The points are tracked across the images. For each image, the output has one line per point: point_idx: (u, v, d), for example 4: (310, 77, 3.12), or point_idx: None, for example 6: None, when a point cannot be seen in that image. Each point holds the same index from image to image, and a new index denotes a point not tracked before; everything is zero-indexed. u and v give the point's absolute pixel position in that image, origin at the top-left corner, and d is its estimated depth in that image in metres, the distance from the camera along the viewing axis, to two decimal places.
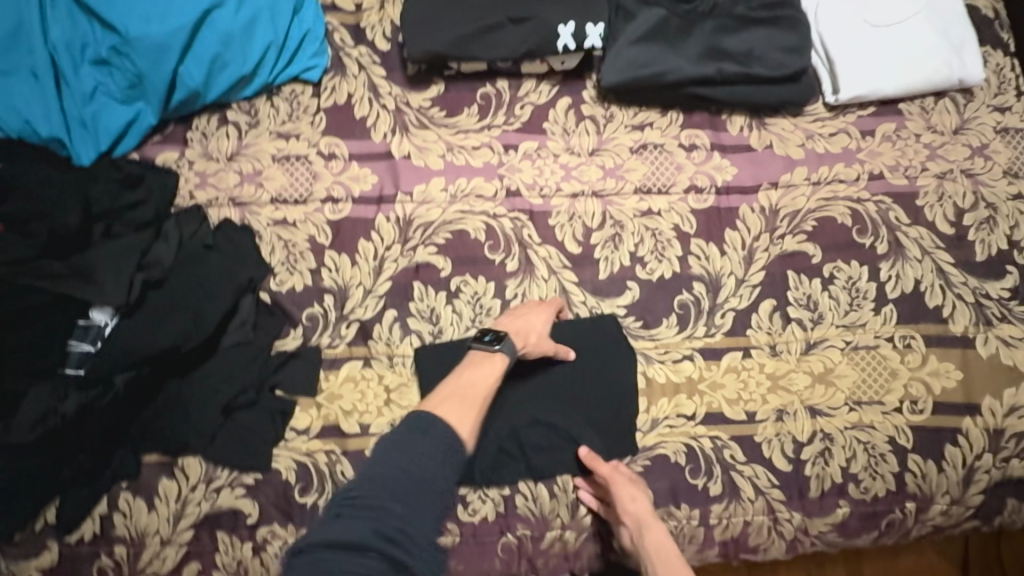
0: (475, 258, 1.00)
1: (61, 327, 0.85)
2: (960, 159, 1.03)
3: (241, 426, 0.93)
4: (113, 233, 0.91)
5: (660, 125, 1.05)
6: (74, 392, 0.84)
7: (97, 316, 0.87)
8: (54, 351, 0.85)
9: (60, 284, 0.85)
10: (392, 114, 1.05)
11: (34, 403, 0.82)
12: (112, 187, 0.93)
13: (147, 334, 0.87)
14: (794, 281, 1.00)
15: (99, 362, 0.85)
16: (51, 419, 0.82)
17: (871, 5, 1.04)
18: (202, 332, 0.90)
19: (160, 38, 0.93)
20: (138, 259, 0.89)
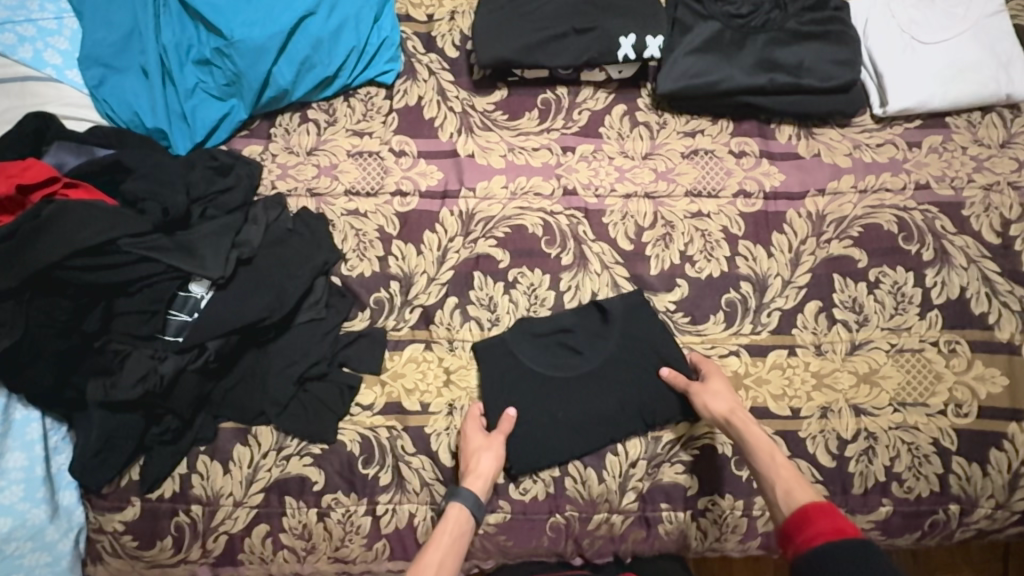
0: (532, 251, 1.06)
1: (165, 295, 0.93)
2: (1006, 172, 1.05)
3: (311, 398, 1.00)
4: (208, 216, 1.01)
5: (710, 132, 1.11)
6: (172, 355, 0.92)
7: (196, 288, 0.95)
8: (156, 318, 0.93)
9: (168, 256, 0.92)
10: (458, 116, 1.12)
11: (137, 363, 0.90)
12: (207, 173, 1.02)
13: (238, 306, 0.95)
14: (840, 284, 1.03)
15: (195, 329, 0.93)
16: (151, 378, 0.90)
17: (919, 23, 1.08)
18: (283, 306, 0.98)
19: (259, 42, 1.03)
20: (232, 237, 0.98)
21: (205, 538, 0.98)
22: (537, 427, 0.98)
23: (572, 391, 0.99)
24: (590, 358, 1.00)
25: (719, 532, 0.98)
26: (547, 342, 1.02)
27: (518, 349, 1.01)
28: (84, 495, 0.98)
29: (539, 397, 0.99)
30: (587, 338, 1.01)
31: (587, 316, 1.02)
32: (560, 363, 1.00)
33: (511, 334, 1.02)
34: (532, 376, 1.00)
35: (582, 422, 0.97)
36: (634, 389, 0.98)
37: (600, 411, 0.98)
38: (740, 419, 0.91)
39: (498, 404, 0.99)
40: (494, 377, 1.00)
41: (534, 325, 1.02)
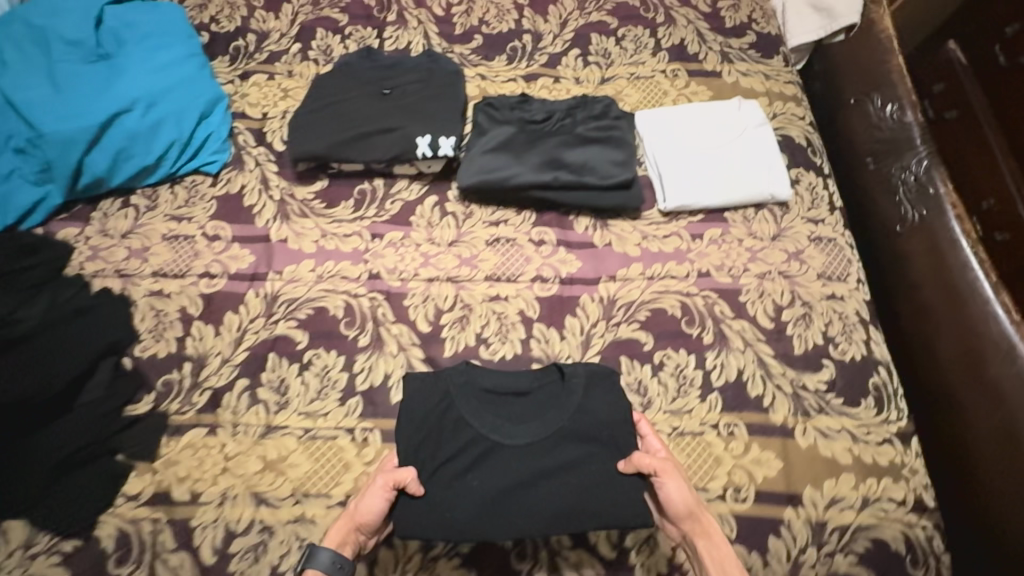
0: (331, 333, 1.08)
1: None
2: (777, 262, 1.14)
3: (69, 488, 0.94)
4: None
5: (513, 222, 1.18)
6: None
7: None
8: None
9: None
10: (276, 204, 1.18)
11: None
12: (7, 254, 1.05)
13: None
14: (627, 366, 1.07)
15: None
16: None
17: (695, 133, 1.22)
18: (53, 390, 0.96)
19: (69, 134, 1.08)
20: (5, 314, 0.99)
21: None
22: (463, 505, 0.89)
23: (513, 462, 0.92)
24: (537, 421, 0.95)
25: None
26: (498, 401, 0.98)
27: (468, 405, 0.96)
28: None
29: (474, 467, 0.92)
30: (537, 403, 0.97)
31: (545, 382, 0.99)
32: (502, 429, 0.94)
33: (458, 388, 0.97)
34: (469, 430, 0.94)
35: (513, 499, 0.89)
36: (580, 467, 0.91)
37: (538, 493, 0.89)
38: (698, 523, 0.88)
39: (413, 460, 0.92)
40: (430, 431, 0.95)
41: (485, 384, 0.98)
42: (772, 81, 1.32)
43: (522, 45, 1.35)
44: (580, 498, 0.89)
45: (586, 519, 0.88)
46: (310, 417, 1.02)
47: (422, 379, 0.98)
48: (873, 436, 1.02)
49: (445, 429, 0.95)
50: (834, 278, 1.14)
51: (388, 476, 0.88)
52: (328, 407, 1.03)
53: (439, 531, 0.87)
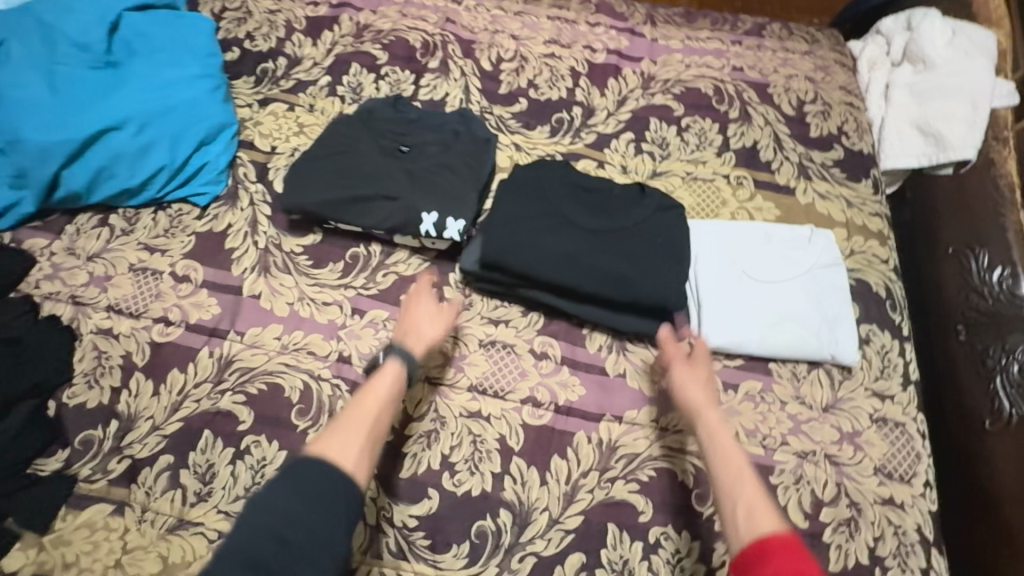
0: (278, 418, 0.93)
1: None
2: (826, 441, 0.92)
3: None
4: None
5: (516, 324, 1.01)
6: None
7: None
8: None
9: None
10: (259, 253, 1.06)
11: None
12: None
13: None
14: (613, 538, 0.87)
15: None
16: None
17: (750, 258, 1.02)
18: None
19: (50, 144, 0.99)
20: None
21: None
22: (538, 234, 0.96)
23: (581, 239, 0.96)
24: (614, 216, 0.99)
25: None
26: (586, 197, 1.01)
27: (542, 222, 0.97)
28: None
29: (550, 230, 0.97)
30: (617, 202, 1.00)
31: (627, 189, 1.02)
32: (589, 201, 1.00)
33: (549, 173, 1.03)
34: (549, 205, 0.99)
35: (577, 273, 0.94)
36: (632, 275, 0.94)
37: (592, 277, 0.94)
38: (705, 413, 0.84)
39: (497, 214, 0.98)
40: (520, 189, 1.01)
41: (574, 184, 1.02)
42: (854, 210, 1.11)
43: (569, 118, 1.20)
44: (637, 252, 0.96)
45: (634, 288, 0.94)
46: (230, 517, 0.87)
47: (526, 169, 1.04)
48: None
49: (522, 219, 0.98)
50: (893, 477, 0.91)
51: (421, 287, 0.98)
52: None
53: (510, 261, 0.95)
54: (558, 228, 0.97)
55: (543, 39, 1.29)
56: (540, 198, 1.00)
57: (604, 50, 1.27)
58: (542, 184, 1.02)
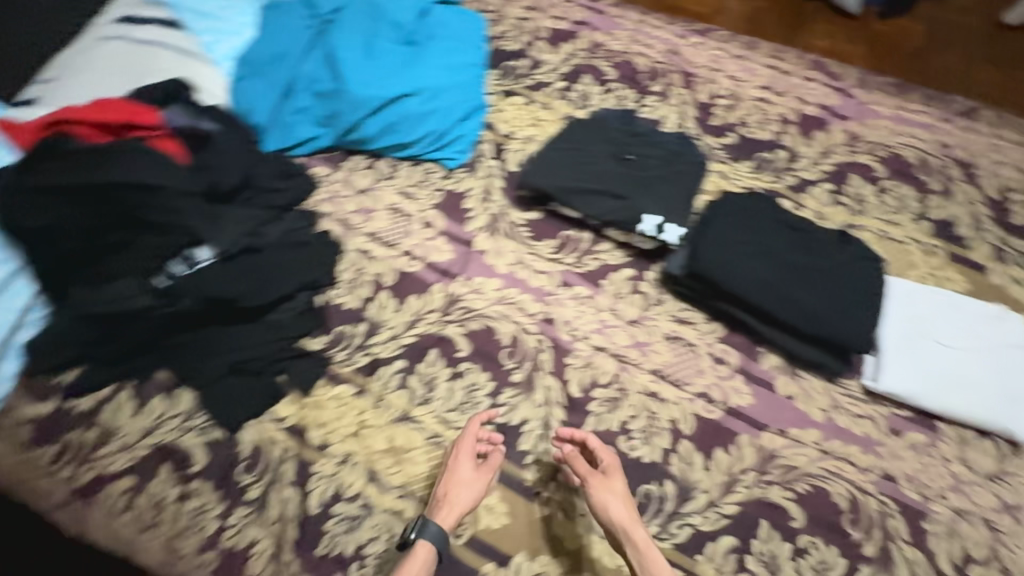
0: (490, 355, 1.11)
1: (171, 246, 1.05)
2: (985, 506, 0.97)
3: (232, 387, 1.06)
4: (248, 201, 1.17)
5: (700, 328, 1.14)
6: (150, 295, 1.04)
7: (202, 253, 1.06)
8: (160, 262, 1.05)
9: (195, 220, 1.06)
10: (490, 217, 1.25)
11: (122, 289, 1.03)
12: (271, 173, 1.21)
13: (220, 281, 1.06)
14: (765, 533, 0.97)
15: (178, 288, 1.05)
16: (124, 303, 1.03)
17: (937, 322, 1.09)
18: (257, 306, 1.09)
19: (363, 98, 1.22)
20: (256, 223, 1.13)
21: (82, 463, 1.03)
22: (746, 256, 1.09)
23: (783, 270, 1.08)
24: (815, 256, 1.10)
25: None
26: (790, 234, 1.12)
27: (747, 248, 1.10)
28: (21, 375, 1.08)
29: (756, 256, 1.09)
30: (818, 244, 1.11)
31: (828, 236, 1.13)
32: (792, 237, 1.12)
33: (757, 206, 1.15)
34: (757, 234, 1.11)
35: (775, 298, 1.06)
36: (826, 311, 1.05)
37: (788, 306, 1.06)
38: (596, 478, 0.96)
39: (710, 230, 1.11)
40: (732, 213, 1.14)
41: (779, 221, 1.14)
42: None
43: (774, 159, 1.30)
44: (830, 292, 1.06)
45: (822, 323, 1.05)
46: (443, 423, 1.05)
47: (737, 197, 1.17)
48: None
49: (732, 241, 1.10)
50: None
51: (477, 421, 1.02)
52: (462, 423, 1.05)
53: (716, 274, 1.08)
54: (763, 255, 1.09)
55: (759, 83, 1.41)
56: (749, 225, 1.12)
57: (816, 104, 1.37)
58: (751, 213, 1.14)
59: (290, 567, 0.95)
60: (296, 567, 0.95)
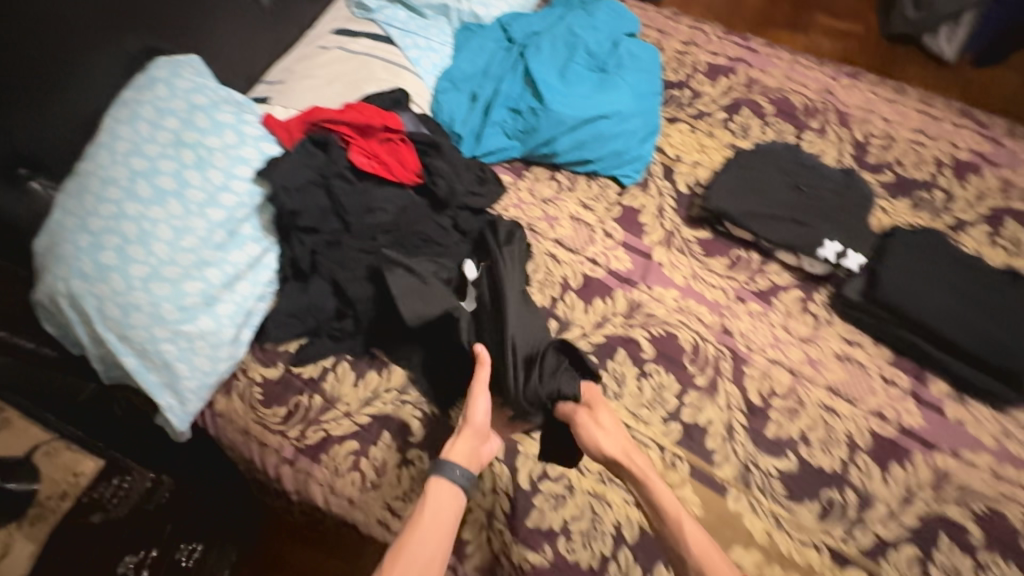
0: (674, 358, 1.20)
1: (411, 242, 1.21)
2: None
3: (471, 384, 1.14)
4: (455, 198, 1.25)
5: (869, 351, 1.21)
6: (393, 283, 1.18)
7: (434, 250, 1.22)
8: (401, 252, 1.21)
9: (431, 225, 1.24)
10: (664, 232, 1.35)
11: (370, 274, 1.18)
12: (467, 175, 1.30)
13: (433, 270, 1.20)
14: (945, 546, 1.03)
15: (421, 275, 1.19)
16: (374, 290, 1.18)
17: None
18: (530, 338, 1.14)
19: (564, 116, 1.33)
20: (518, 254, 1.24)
21: (307, 425, 1.15)
22: (926, 285, 1.17)
23: (962, 302, 1.16)
24: (989, 291, 1.18)
25: None
26: (961, 267, 1.21)
27: (931, 276, 1.18)
28: (254, 340, 1.20)
29: (935, 286, 1.18)
30: (989, 279, 1.19)
31: (999, 273, 1.20)
32: (966, 273, 1.20)
33: (931, 241, 1.24)
34: (933, 266, 1.20)
35: (957, 326, 1.14)
36: (1009, 342, 1.12)
37: (970, 335, 1.13)
38: (591, 398, 1.10)
39: (892, 259, 1.20)
40: (909, 246, 1.23)
41: (951, 255, 1.23)
42: None
43: (930, 198, 1.38)
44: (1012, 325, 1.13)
45: (1011, 352, 1.11)
46: (634, 417, 1.15)
47: (910, 232, 1.26)
48: None
49: (913, 270, 1.19)
50: None
51: (483, 365, 1.09)
52: (652, 418, 1.14)
53: (897, 299, 1.17)
54: (941, 286, 1.18)
55: (912, 126, 1.49)
56: (925, 258, 1.21)
57: (968, 149, 1.46)
58: (926, 248, 1.22)
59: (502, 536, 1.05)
60: (508, 536, 1.05)
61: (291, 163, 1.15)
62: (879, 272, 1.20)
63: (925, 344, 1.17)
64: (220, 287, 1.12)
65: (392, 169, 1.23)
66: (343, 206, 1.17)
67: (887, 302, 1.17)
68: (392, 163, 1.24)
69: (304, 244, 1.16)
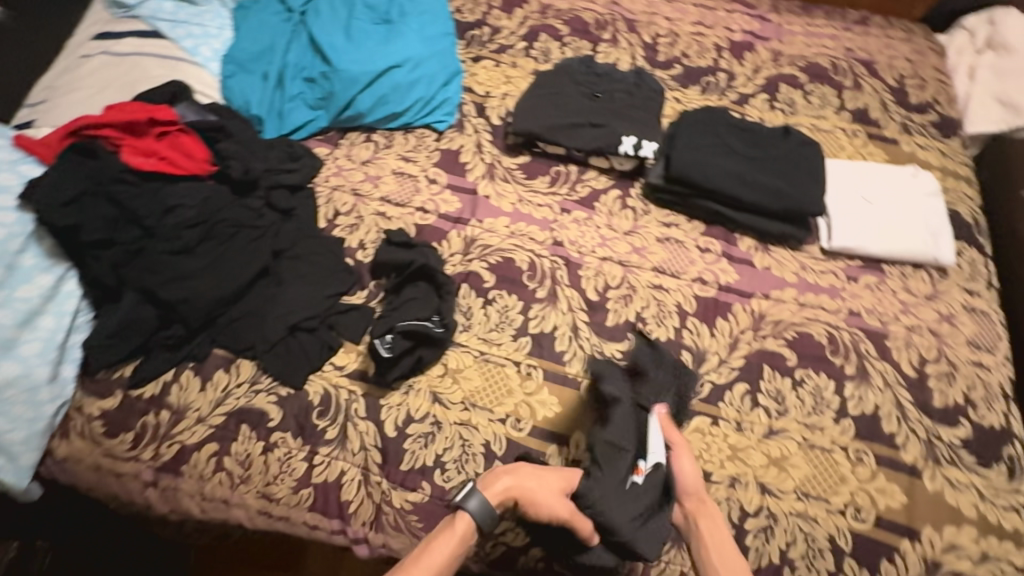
0: (514, 280, 1.26)
1: (223, 233, 1.19)
2: (928, 319, 1.22)
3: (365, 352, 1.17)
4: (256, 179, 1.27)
5: (684, 228, 1.33)
6: (213, 279, 1.15)
7: (252, 236, 1.21)
8: (213, 245, 1.18)
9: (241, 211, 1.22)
10: (486, 166, 1.39)
11: (187, 273, 1.14)
12: (268, 153, 1.31)
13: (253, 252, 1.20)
14: (768, 374, 1.17)
15: (241, 261, 1.18)
16: (197, 289, 1.13)
17: (868, 186, 1.33)
18: (424, 308, 1.18)
19: (355, 75, 1.36)
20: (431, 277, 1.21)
21: (160, 442, 1.10)
22: (712, 156, 1.30)
23: (744, 163, 1.30)
24: (763, 148, 1.33)
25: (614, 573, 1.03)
26: (739, 133, 1.35)
27: (712, 146, 1.32)
28: (81, 375, 1.13)
29: (719, 154, 1.31)
30: (763, 138, 1.35)
31: (770, 131, 1.36)
32: (743, 137, 1.34)
33: (712, 117, 1.37)
34: (717, 137, 1.33)
35: (743, 185, 1.27)
36: (785, 188, 1.27)
37: (755, 189, 1.27)
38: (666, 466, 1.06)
39: (681, 140, 1.32)
40: (694, 126, 1.35)
41: (730, 125, 1.36)
42: (947, 159, 1.41)
43: (716, 81, 1.51)
44: (784, 173, 1.29)
45: (782, 196, 1.27)
46: (486, 342, 1.19)
47: (695, 114, 1.39)
48: (1000, 500, 1.06)
49: (699, 145, 1.31)
50: (982, 347, 1.20)
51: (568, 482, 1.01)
52: (503, 339, 1.20)
53: (691, 173, 1.28)
54: (724, 153, 1.31)
55: (691, 20, 1.61)
56: (708, 132, 1.34)
57: (741, 31, 1.60)
58: (708, 124, 1.36)
59: (381, 487, 1.08)
60: (386, 485, 1.07)
61: (62, 174, 1.10)
62: (672, 154, 1.31)
63: (724, 208, 1.30)
64: (14, 327, 1.04)
65: (177, 162, 1.21)
66: (137, 210, 1.13)
67: (685, 178, 1.28)
68: (176, 156, 1.22)
69: (101, 261, 1.11)
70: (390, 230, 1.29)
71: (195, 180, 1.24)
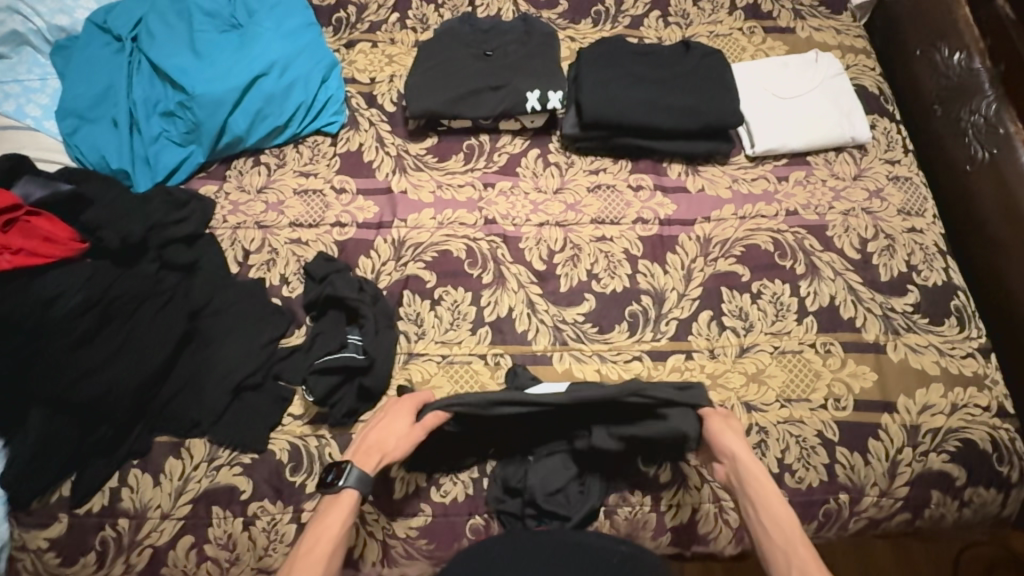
0: (456, 272, 1.19)
1: (125, 311, 1.06)
2: (860, 200, 1.24)
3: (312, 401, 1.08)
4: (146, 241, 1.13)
5: (612, 170, 1.28)
6: (126, 365, 1.02)
7: (159, 306, 1.08)
8: (115, 328, 1.05)
9: (138, 283, 1.09)
10: (393, 159, 1.28)
11: (93, 367, 1.01)
12: (148, 209, 1.15)
13: (164, 322, 1.07)
14: (728, 295, 1.17)
15: (153, 336, 1.06)
16: (111, 380, 1.00)
17: (776, 82, 1.31)
18: (333, 338, 1.11)
19: (218, 95, 1.20)
20: (360, 291, 1.14)
21: (128, 552, 1.00)
22: (621, 89, 1.25)
23: (654, 89, 1.25)
24: (669, 69, 1.29)
25: (633, 529, 1.04)
26: (642, 59, 1.30)
27: (617, 79, 1.26)
28: (12, 510, 1.01)
29: (628, 86, 1.25)
30: (667, 59, 1.30)
31: (672, 50, 1.32)
32: (647, 63, 1.30)
33: (613, 48, 1.31)
34: (621, 68, 1.28)
35: (658, 112, 1.23)
36: (699, 104, 1.24)
37: (670, 113, 1.23)
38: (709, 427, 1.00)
39: (587, 79, 1.26)
40: (595, 62, 1.29)
41: (632, 53, 1.31)
42: (843, 36, 1.42)
43: (605, 8, 1.44)
44: (695, 89, 1.26)
45: (698, 113, 1.23)
46: (446, 344, 1.13)
47: (594, 48, 1.32)
48: (957, 350, 1.12)
49: (606, 81, 1.25)
50: (913, 213, 1.24)
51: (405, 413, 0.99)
52: (462, 336, 1.14)
53: (604, 112, 1.22)
54: (632, 83, 1.26)
55: None
56: (612, 65, 1.28)
57: None
58: (610, 56, 1.29)
59: (380, 523, 1.03)
60: (385, 520, 1.03)
61: None
62: (581, 97, 1.25)
63: (646, 139, 1.26)
64: None
65: (39, 251, 1.04)
66: (10, 317, 0.99)
67: (600, 119, 1.23)
68: (36, 245, 1.05)
69: None
70: (309, 257, 1.18)
71: (69, 262, 1.08)
